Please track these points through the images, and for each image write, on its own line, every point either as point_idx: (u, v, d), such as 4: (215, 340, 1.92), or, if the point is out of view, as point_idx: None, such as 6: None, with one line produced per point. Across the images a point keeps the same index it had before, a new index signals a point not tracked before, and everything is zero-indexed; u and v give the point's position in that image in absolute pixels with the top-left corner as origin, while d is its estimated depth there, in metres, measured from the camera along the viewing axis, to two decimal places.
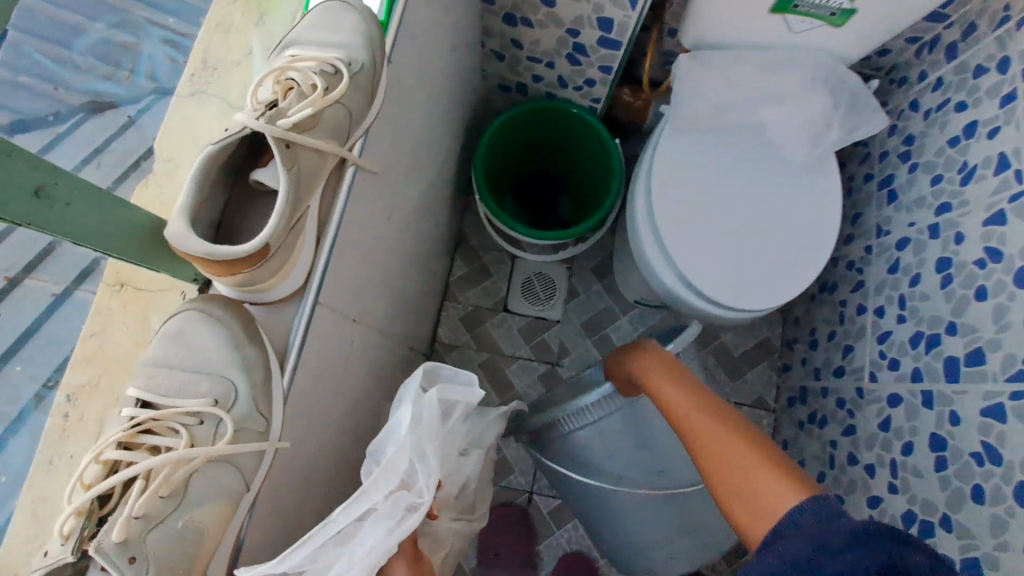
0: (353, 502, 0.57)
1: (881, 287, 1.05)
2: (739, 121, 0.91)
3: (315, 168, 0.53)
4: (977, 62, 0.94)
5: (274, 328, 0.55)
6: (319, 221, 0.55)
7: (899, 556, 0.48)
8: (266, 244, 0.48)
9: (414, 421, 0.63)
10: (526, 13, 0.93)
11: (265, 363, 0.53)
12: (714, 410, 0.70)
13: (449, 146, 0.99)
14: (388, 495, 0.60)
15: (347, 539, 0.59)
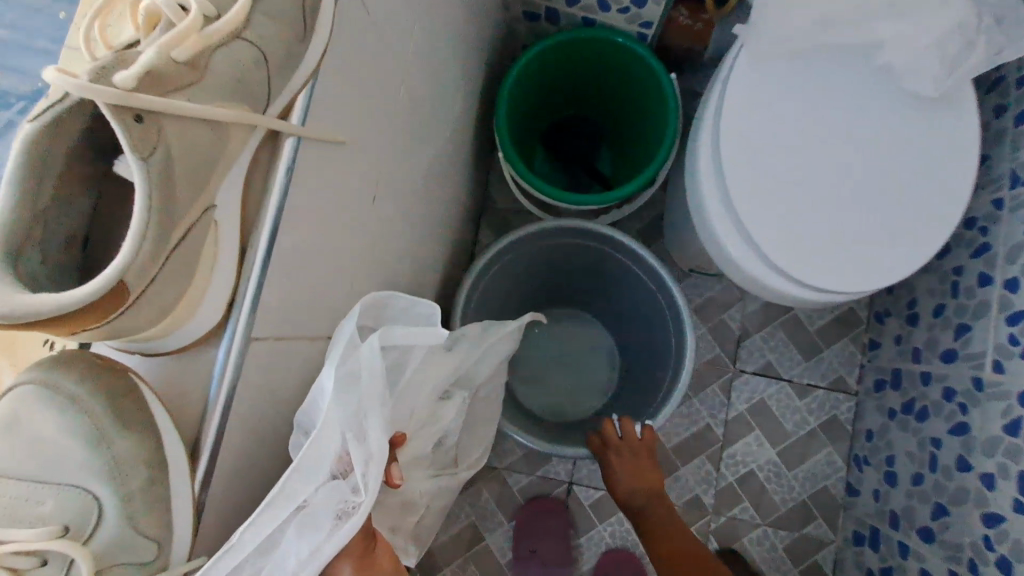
0: (259, 517, 0.37)
1: (1014, 255, 0.82)
2: (839, 42, 0.69)
3: (196, 138, 0.30)
4: None
5: (181, 395, 0.35)
6: (240, 219, 0.34)
7: None
8: (120, 282, 0.28)
9: (349, 381, 0.43)
10: None
11: (167, 452, 0.33)
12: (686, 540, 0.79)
13: (466, 94, 0.82)
14: (320, 490, 0.41)
15: (269, 552, 0.40)
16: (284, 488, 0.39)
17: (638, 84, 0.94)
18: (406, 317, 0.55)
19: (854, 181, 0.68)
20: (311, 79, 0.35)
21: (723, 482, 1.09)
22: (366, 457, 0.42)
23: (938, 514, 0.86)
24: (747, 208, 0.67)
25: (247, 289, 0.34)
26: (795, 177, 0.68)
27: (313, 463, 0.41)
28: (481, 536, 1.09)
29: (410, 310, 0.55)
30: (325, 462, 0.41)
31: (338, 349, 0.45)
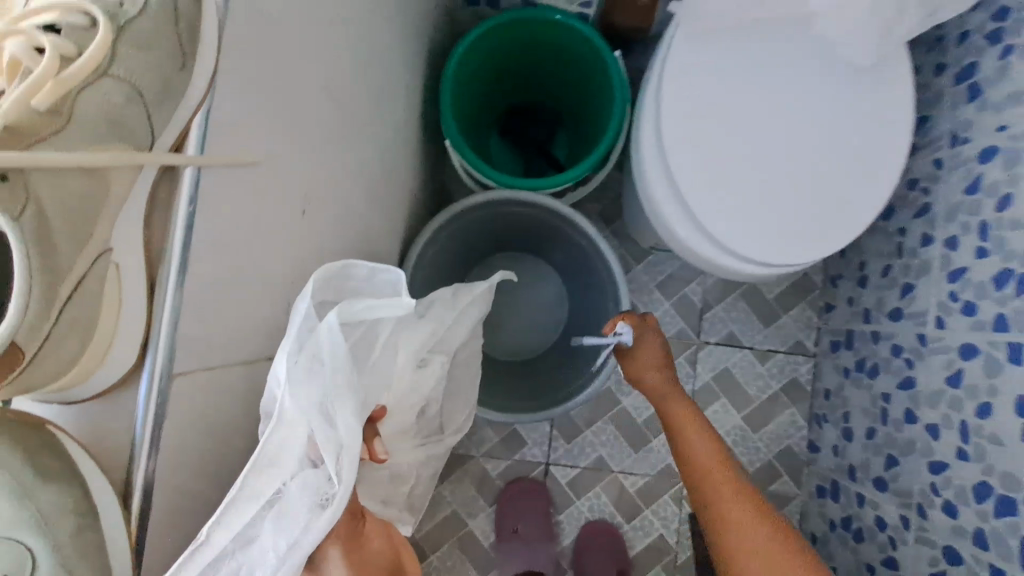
0: (233, 505, 0.40)
1: (953, 214, 0.85)
2: (772, 15, 0.69)
3: (77, 200, 0.31)
4: None
5: (108, 427, 0.36)
6: (148, 257, 0.35)
7: None
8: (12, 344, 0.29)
9: (307, 367, 0.44)
10: None
11: (97, 496, 0.34)
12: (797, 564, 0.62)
13: (409, 86, 0.80)
14: (293, 479, 0.43)
15: (249, 542, 0.42)
16: (253, 483, 0.41)
17: (584, 64, 0.94)
18: (369, 287, 0.55)
19: (792, 153, 0.69)
20: (203, 103, 0.34)
21: None
22: (336, 443, 0.44)
23: (890, 465, 0.91)
24: (688, 186, 0.68)
25: (160, 320, 0.34)
26: (734, 152, 0.69)
27: (282, 452, 0.43)
28: (464, 522, 1.11)
29: (370, 279, 0.54)
30: (294, 452, 0.44)
31: (294, 332, 0.46)
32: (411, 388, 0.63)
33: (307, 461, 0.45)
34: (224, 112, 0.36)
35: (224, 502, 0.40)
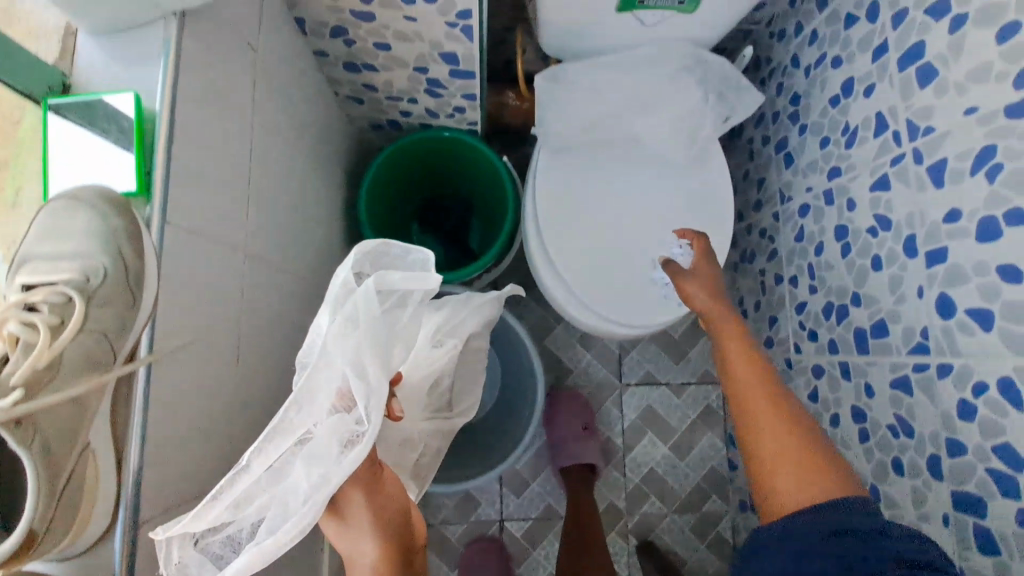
0: (273, 435, 0.48)
1: (792, 256, 1.04)
2: (620, 128, 0.87)
3: (67, 424, 0.42)
4: (846, 11, 0.87)
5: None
6: (116, 435, 0.45)
7: (845, 530, 0.53)
8: (31, 535, 0.39)
9: (346, 325, 0.51)
10: (366, 60, 0.86)
11: None
12: (793, 429, 0.63)
13: (321, 214, 0.93)
14: (321, 422, 0.50)
15: (281, 477, 0.50)
16: (289, 418, 0.49)
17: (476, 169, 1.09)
18: (401, 265, 0.61)
19: (647, 234, 0.85)
20: (150, 320, 0.46)
21: (630, 484, 1.26)
22: (365, 395, 0.48)
23: None
24: (567, 270, 0.84)
25: (128, 477, 0.45)
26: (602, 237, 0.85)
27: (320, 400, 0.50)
28: None
29: (404, 258, 0.60)
30: (323, 396, 0.50)
31: (335, 288, 0.55)
32: (427, 364, 0.73)
33: (335, 407, 0.51)
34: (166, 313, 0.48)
35: (265, 431, 0.48)
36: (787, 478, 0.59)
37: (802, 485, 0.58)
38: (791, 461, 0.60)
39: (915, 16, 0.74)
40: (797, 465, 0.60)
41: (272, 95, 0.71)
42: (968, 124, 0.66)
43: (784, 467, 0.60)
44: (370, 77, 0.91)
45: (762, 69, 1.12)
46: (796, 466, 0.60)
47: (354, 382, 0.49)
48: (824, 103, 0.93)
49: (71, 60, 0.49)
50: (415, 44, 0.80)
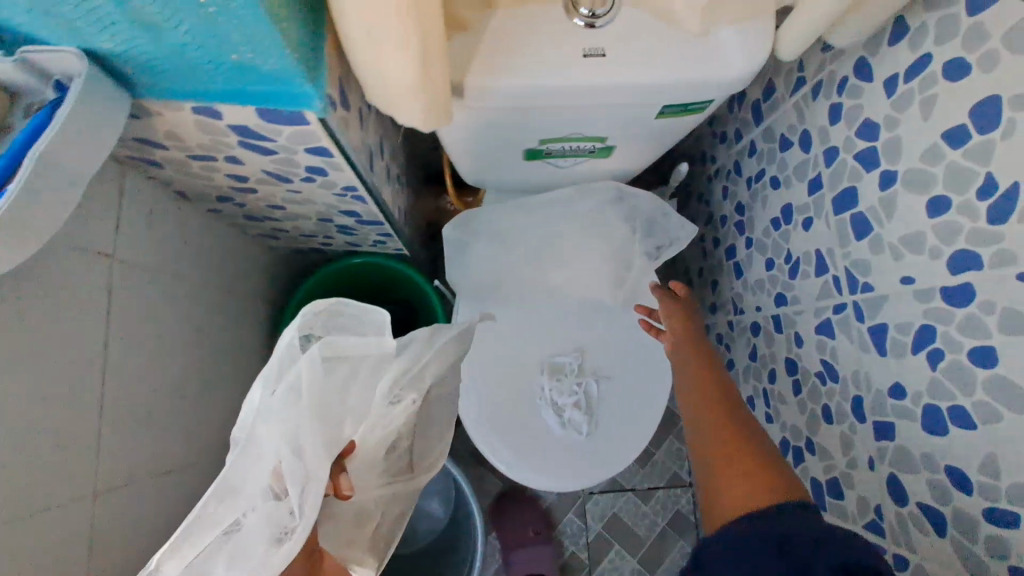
0: (193, 522, 0.41)
1: (745, 376, 0.96)
2: (529, 279, 0.84)
3: None
4: (781, 130, 0.79)
5: None
6: None
7: (785, 545, 0.45)
8: None
9: (291, 395, 0.45)
10: (266, 214, 0.80)
11: None
12: (742, 443, 0.59)
13: (228, 371, 0.86)
14: (251, 512, 0.42)
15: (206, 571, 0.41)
16: (212, 509, 0.41)
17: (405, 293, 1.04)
18: (354, 329, 0.51)
19: (581, 382, 0.81)
20: None
21: None
22: (300, 475, 0.43)
23: None
24: (500, 432, 0.79)
25: None
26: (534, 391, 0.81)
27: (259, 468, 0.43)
28: None
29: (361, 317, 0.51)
30: (256, 481, 0.43)
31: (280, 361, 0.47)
32: (384, 426, 0.54)
33: (273, 493, 0.43)
34: None
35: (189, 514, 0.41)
36: (726, 496, 0.55)
37: (734, 502, 0.54)
38: (722, 490, 0.56)
39: (846, 159, 0.67)
40: (733, 493, 0.55)
41: (141, 287, 0.65)
42: (905, 294, 0.59)
43: (724, 490, 0.55)
44: (276, 225, 0.84)
45: (705, 165, 1.04)
46: (737, 488, 0.55)
47: (289, 462, 0.43)
48: (765, 224, 0.86)
49: None
50: (309, 205, 0.73)
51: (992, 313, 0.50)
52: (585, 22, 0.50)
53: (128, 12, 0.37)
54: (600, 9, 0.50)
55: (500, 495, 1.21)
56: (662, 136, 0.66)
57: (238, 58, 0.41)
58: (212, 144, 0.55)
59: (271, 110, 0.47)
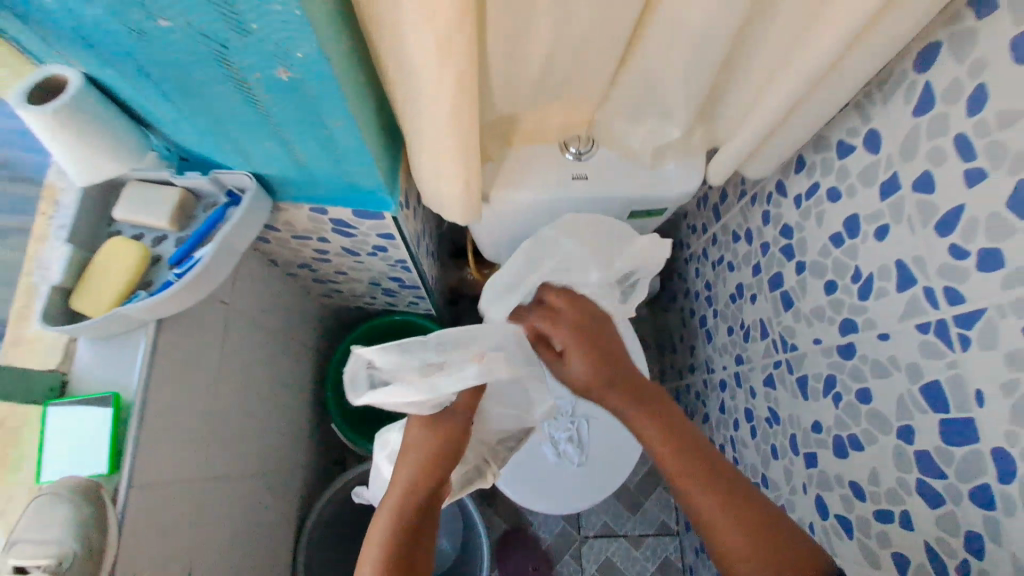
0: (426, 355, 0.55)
1: (719, 425, 1.12)
2: None
3: None
4: (732, 226, 1.02)
5: None
6: None
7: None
8: None
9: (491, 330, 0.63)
10: (329, 279, 1.02)
11: None
12: (714, 476, 0.56)
13: (288, 404, 1.05)
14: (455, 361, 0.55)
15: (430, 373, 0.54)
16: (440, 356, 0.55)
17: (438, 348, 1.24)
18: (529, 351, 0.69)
19: (575, 421, 0.98)
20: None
21: None
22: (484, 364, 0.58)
23: None
24: (511, 468, 0.96)
25: None
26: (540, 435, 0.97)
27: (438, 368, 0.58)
28: None
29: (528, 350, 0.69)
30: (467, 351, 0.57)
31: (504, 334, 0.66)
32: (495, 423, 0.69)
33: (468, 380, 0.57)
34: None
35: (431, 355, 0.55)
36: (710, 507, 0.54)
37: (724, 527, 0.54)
38: (718, 513, 0.54)
39: (775, 250, 0.89)
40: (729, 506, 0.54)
41: (243, 330, 0.87)
42: (818, 351, 0.79)
43: (699, 491, 0.56)
44: (335, 285, 1.07)
45: (681, 249, 1.27)
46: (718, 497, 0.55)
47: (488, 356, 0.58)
48: (727, 296, 1.06)
49: (70, 364, 0.62)
50: (367, 273, 0.96)
51: (866, 363, 0.69)
52: (573, 157, 0.74)
53: (289, 155, 0.61)
54: (583, 149, 0.74)
55: (505, 535, 1.33)
56: (636, 230, 0.90)
57: (348, 179, 0.65)
58: (313, 228, 0.78)
59: (359, 208, 0.70)
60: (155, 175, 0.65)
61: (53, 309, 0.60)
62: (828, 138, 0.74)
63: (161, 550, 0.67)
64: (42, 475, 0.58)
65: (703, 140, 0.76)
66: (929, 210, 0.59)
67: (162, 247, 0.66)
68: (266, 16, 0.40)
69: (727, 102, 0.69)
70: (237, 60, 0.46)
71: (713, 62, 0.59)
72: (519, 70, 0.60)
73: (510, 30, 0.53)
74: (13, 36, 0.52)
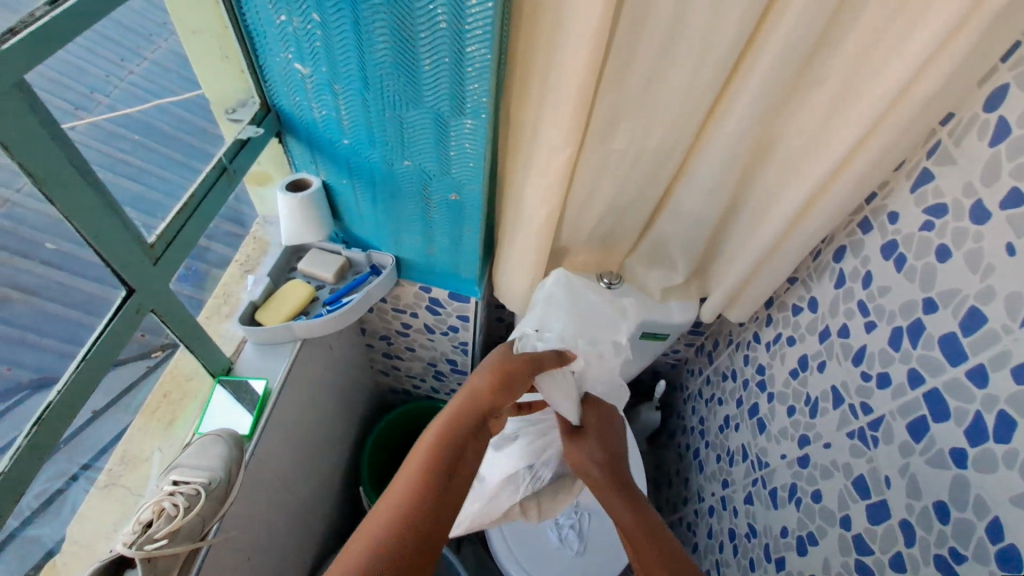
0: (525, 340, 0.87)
1: (708, 551, 1.22)
2: None
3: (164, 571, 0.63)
4: (719, 368, 1.28)
5: None
6: None
7: None
8: None
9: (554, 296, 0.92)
10: (397, 354, 1.29)
11: None
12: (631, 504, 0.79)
13: (338, 456, 1.22)
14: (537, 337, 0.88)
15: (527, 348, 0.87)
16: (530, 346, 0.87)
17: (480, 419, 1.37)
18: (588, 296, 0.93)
19: (578, 509, 1.10)
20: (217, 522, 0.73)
21: None
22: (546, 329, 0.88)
23: None
24: (518, 545, 1.06)
25: None
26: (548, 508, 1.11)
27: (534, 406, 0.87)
28: None
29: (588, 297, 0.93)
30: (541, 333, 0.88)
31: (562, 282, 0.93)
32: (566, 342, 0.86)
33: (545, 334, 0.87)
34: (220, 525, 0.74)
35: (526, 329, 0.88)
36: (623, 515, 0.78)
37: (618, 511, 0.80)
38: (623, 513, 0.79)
39: (752, 385, 1.13)
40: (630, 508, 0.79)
41: (334, 374, 1.11)
42: (784, 465, 0.98)
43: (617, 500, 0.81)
44: (398, 362, 1.32)
45: (680, 390, 1.51)
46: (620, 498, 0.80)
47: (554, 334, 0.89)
48: (718, 427, 1.27)
49: (238, 356, 0.91)
50: (432, 351, 1.23)
51: (817, 468, 0.89)
52: (605, 284, 1.05)
53: (425, 248, 0.94)
54: (614, 280, 1.05)
55: None
56: (646, 353, 1.16)
57: (455, 270, 0.97)
58: (413, 302, 1.08)
59: (456, 291, 1.01)
60: (330, 247, 0.99)
61: (245, 316, 0.90)
62: (786, 302, 1.03)
63: (245, 521, 0.82)
64: (201, 432, 0.81)
65: (698, 290, 1.08)
66: (848, 348, 0.86)
67: (320, 292, 0.96)
68: (461, 167, 0.76)
69: (714, 265, 1.02)
70: (432, 186, 0.81)
71: (704, 234, 0.93)
72: (580, 220, 0.94)
73: (580, 195, 0.89)
74: (294, 158, 0.91)
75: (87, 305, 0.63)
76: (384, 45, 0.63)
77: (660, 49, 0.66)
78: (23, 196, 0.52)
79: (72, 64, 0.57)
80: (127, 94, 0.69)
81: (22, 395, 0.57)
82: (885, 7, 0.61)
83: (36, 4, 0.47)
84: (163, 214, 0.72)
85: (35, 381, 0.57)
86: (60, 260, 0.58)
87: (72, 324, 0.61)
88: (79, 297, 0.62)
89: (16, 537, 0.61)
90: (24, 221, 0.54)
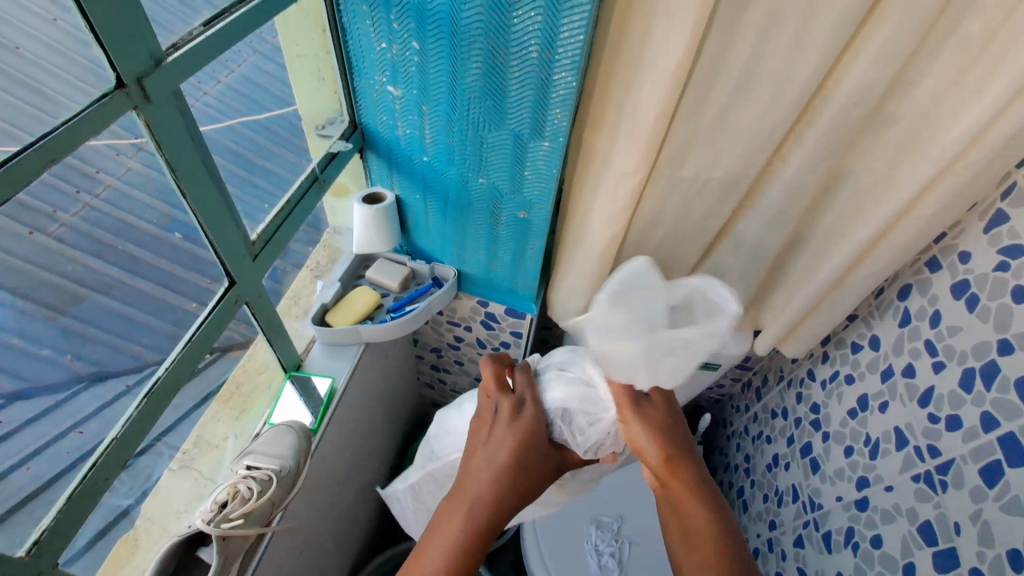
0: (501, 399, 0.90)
1: None
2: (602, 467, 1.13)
3: (236, 549, 0.67)
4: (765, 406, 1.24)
5: None
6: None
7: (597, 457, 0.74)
8: None
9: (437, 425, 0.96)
10: (443, 366, 1.31)
11: None
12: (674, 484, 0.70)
13: (383, 462, 1.23)
14: None
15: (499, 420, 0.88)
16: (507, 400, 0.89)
17: None
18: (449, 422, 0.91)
19: (620, 537, 1.06)
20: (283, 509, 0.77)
21: None
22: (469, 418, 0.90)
23: None
24: (555, 566, 1.02)
25: None
26: (582, 518, 1.09)
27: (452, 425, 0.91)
28: None
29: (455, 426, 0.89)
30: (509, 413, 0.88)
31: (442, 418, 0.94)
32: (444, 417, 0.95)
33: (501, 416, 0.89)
34: (282, 514, 0.78)
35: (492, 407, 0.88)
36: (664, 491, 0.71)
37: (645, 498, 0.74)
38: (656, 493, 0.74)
39: (805, 424, 1.08)
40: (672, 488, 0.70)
41: (388, 381, 1.14)
42: (839, 507, 0.95)
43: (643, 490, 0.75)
44: (446, 376, 1.34)
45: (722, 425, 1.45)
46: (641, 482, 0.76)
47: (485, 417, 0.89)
48: (765, 465, 1.20)
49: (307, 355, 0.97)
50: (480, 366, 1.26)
51: (876, 512, 0.87)
52: None
53: (487, 263, 0.98)
54: None
55: None
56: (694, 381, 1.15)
57: (513, 286, 1.01)
58: (468, 315, 1.13)
59: (512, 306, 1.05)
60: (395, 258, 1.04)
61: (316, 317, 0.95)
62: (844, 340, 1.00)
63: (298, 515, 0.85)
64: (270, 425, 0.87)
65: (752, 322, 1.06)
66: (913, 389, 0.83)
67: (385, 299, 1.00)
68: (533, 187, 0.80)
69: (769, 297, 1.01)
70: (503, 204, 0.86)
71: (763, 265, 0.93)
72: (641, 245, 0.97)
73: (643, 221, 0.91)
74: (372, 172, 0.97)
75: (150, 305, 0.66)
76: (477, 71, 0.69)
77: (735, 87, 0.70)
78: (99, 201, 0.57)
79: (219, 73, 0.66)
80: (273, 114, 0.82)
81: (79, 386, 0.61)
82: (961, 52, 0.63)
83: (195, 24, 0.56)
84: (262, 216, 0.80)
85: (93, 374, 0.62)
86: (122, 265, 0.62)
87: (131, 323, 0.65)
88: (137, 296, 0.64)
89: (104, 502, 0.65)
90: (98, 224, 0.58)
